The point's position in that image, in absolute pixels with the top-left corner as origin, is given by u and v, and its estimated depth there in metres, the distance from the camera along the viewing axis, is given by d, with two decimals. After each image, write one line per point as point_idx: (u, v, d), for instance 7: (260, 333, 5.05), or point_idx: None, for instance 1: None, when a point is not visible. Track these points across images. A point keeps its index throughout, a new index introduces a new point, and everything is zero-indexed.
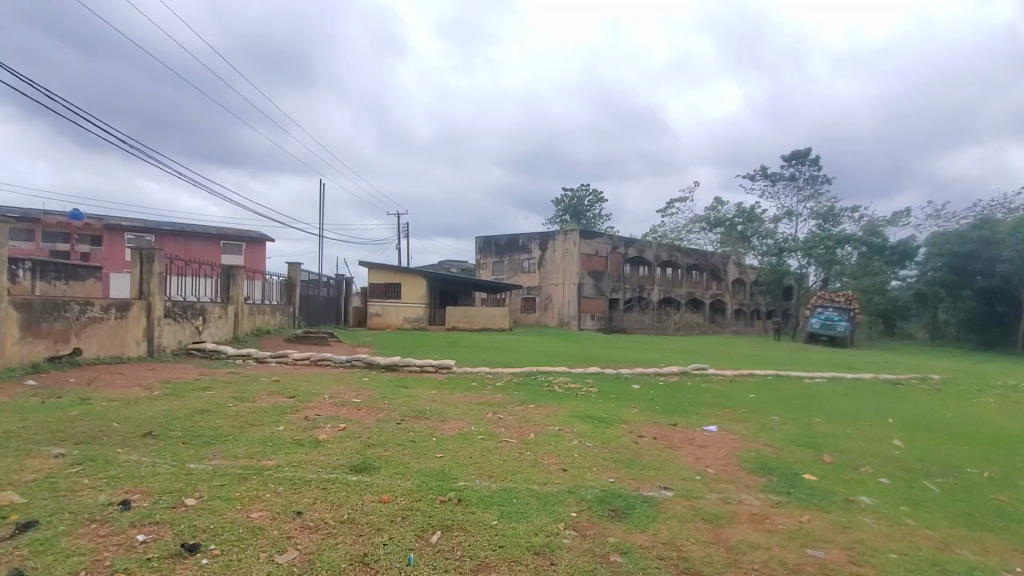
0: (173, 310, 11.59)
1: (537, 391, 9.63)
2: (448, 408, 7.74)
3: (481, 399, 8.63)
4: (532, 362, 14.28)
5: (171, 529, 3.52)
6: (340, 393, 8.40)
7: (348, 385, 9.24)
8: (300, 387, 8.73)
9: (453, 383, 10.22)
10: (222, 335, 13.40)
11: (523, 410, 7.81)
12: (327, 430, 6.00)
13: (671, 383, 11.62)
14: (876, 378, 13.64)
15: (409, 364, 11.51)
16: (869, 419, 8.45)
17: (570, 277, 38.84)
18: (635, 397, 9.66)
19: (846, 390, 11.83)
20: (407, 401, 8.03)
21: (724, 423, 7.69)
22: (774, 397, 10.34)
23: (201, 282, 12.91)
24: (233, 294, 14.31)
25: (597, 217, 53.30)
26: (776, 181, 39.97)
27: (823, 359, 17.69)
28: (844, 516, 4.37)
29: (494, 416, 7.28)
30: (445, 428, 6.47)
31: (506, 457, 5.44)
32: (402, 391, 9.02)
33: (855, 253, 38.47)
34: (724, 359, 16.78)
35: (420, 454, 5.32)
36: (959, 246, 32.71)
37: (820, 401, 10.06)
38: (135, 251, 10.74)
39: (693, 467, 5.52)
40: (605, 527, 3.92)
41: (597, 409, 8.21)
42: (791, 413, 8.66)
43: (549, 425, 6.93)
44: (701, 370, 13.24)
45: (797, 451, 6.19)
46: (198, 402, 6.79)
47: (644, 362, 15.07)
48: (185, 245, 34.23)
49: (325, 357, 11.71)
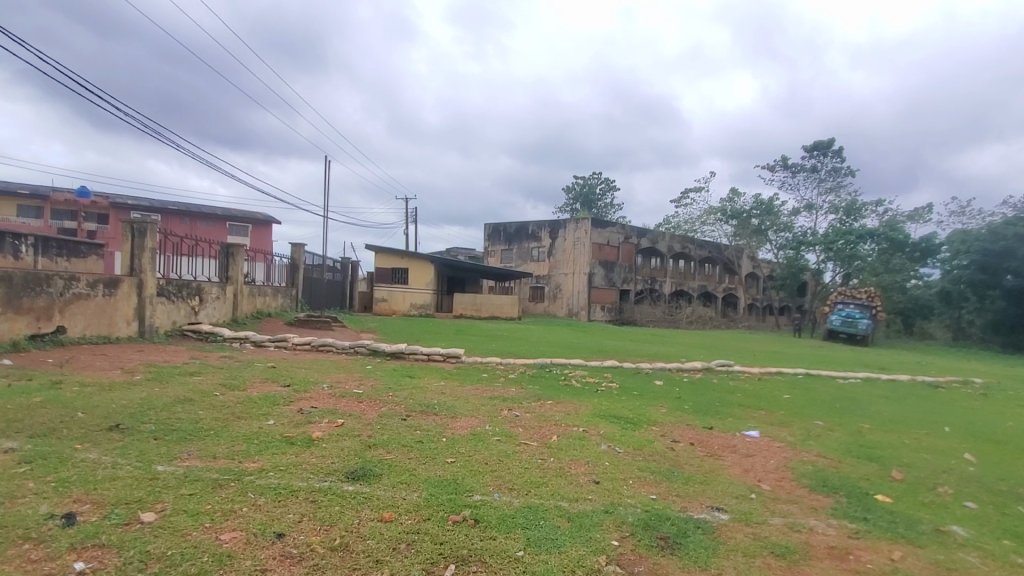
0: (166, 289, 10.92)
1: (554, 385, 8.90)
2: (458, 402, 7.01)
3: (493, 393, 7.89)
4: (545, 353, 13.53)
5: (118, 556, 2.81)
6: (340, 382, 7.70)
7: (350, 373, 8.55)
8: (297, 375, 8.02)
9: (463, 374, 9.51)
10: (219, 317, 12.72)
11: (541, 406, 7.06)
12: (322, 426, 5.26)
13: (696, 380, 10.85)
14: (914, 381, 12.76)
15: (416, 352, 10.80)
16: (923, 428, 7.69)
17: (580, 267, 37.97)
18: (661, 395, 8.89)
19: (886, 393, 10.96)
20: (413, 393, 7.31)
21: (766, 428, 6.92)
22: (810, 398, 9.55)
23: (200, 260, 12.21)
24: (233, 274, 13.59)
25: (608, 205, 52.24)
26: (796, 172, 38.79)
27: (851, 358, 16.74)
28: (943, 554, 3.65)
29: (511, 413, 6.57)
30: (455, 426, 5.71)
31: (528, 464, 4.69)
32: (408, 381, 8.29)
33: (874, 249, 36.53)
34: (746, 355, 15.91)
35: (428, 458, 4.58)
36: (992, 244, 31.57)
37: (861, 405, 9.27)
38: (127, 224, 10.04)
39: (745, 483, 4.75)
40: (657, 563, 3.19)
41: (622, 408, 7.45)
42: (835, 418, 7.89)
43: (572, 425, 6.18)
44: (726, 367, 12.42)
45: (859, 465, 5.46)
46: (181, 390, 6.10)
47: (662, 356, 14.26)
48: (192, 225, 33.77)
49: (326, 343, 11.02)
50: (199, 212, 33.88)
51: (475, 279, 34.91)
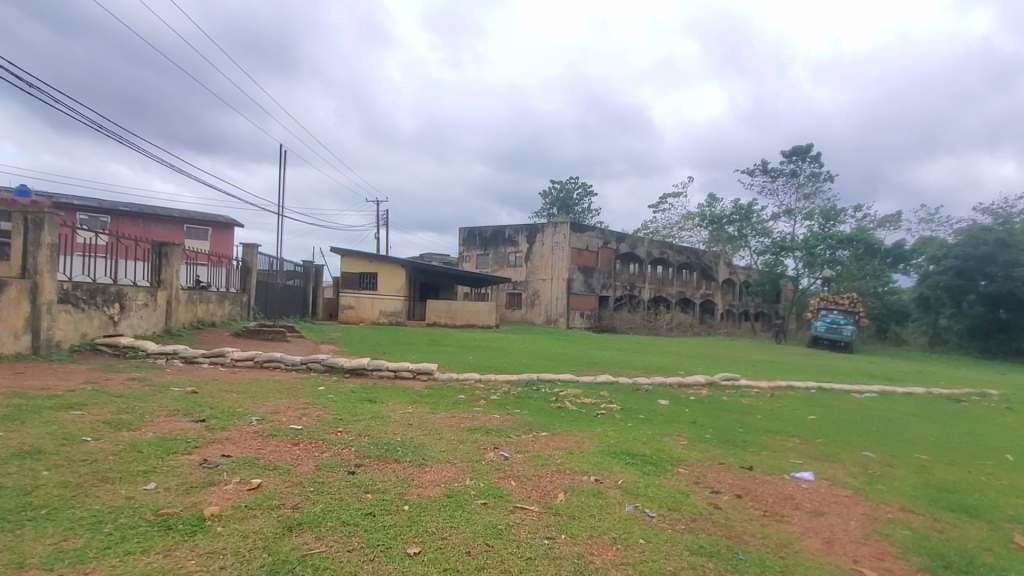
0: (73, 295, 8.98)
1: (544, 410, 7.38)
2: (428, 439, 5.39)
3: (472, 422, 6.30)
4: (530, 366, 11.99)
5: None
6: (278, 413, 6.00)
7: (294, 399, 6.84)
8: (222, 402, 6.28)
9: (437, 396, 7.89)
10: (147, 328, 10.77)
11: (536, 443, 5.51)
12: (226, 492, 3.61)
13: (703, 397, 9.43)
14: (932, 394, 11.69)
15: (379, 368, 9.17)
16: (985, 458, 6.52)
17: (558, 273, 36.65)
18: (672, 419, 7.45)
19: (913, 410, 9.80)
20: (371, 426, 5.68)
21: (816, 466, 5.56)
22: (839, 419, 8.30)
23: (123, 261, 10.27)
24: (166, 278, 11.63)
25: (585, 210, 51.29)
26: (776, 177, 38.47)
27: (854, 368, 15.70)
28: None
29: (498, 455, 5.00)
30: (424, 482, 4.09)
31: (530, 552, 3.12)
32: (366, 408, 6.63)
33: (848, 253, 37.10)
34: (744, 366, 14.69)
35: (377, 552, 2.96)
36: (974, 249, 31.44)
37: (898, 426, 8.06)
38: (18, 214, 8.18)
39: (839, 569, 3.32)
40: None
41: (635, 440, 5.96)
42: (885, 448, 6.62)
43: (581, 472, 4.64)
44: (732, 380, 11.09)
45: (962, 528, 4.17)
46: (35, 435, 4.36)
47: (657, 368, 12.89)
48: (145, 227, 31.23)
49: (271, 358, 9.27)
50: (153, 213, 31.38)
51: (449, 286, 33.31)
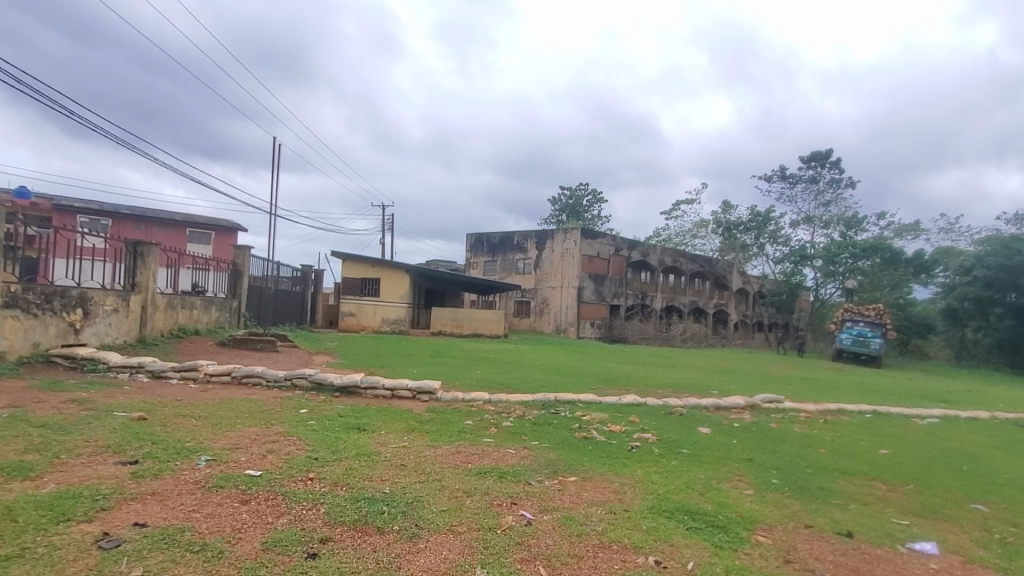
0: (24, 299, 7.82)
1: (568, 442, 6.09)
2: (427, 489, 4.14)
3: (485, 461, 5.06)
4: (545, 384, 10.71)
5: None
6: (239, 449, 4.74)
7: (266, 428, 5.62)
8: (173, 433, 5.05)
9: (441, 422, 6.66)
10: (116, 337, 9.63)
11: (570, 497, 4.24)
12: None
13: (749, 424, 8.09)
14: (997, 419, 10.32)
15: (374, 386, 7.95)
16: None
17: (569, 280, 35.35)
18: (723, 455, 6.14)
19: (987, 440, 8.42)
20: (354, 470, 4.44)
21: (933, 532, 4.30)
22: (919, 455, 6.97)
23: (87, 262, 9.10)
24: (141, 281, 10.46)
25: (595, 217, 50.02)
26: (795, 183, 37.10)
27: (900, 388, 14.24)
28: None
29: (519, 518, 3.70)
30: None
31: None
32: (352, 440, 5.38)
33: (869, 263, 35.57)
34: (779, 384, 13.26)
35: None
36: (1007, 259, 29.79)
37: (992, 465, 6.73)
38: None
39: None
40: None
41: (690, 491, 4.68)
42: (996, 499, 5.35)
43: (638, 549, 3.36)
44: (774, 402, 9.76)
45: None
46: None
47: (686, 386, 11.53)
48: (146, 230, 30.26)
49: (251, 374, 8.06)
50: (156, 216, 30.45)
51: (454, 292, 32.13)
